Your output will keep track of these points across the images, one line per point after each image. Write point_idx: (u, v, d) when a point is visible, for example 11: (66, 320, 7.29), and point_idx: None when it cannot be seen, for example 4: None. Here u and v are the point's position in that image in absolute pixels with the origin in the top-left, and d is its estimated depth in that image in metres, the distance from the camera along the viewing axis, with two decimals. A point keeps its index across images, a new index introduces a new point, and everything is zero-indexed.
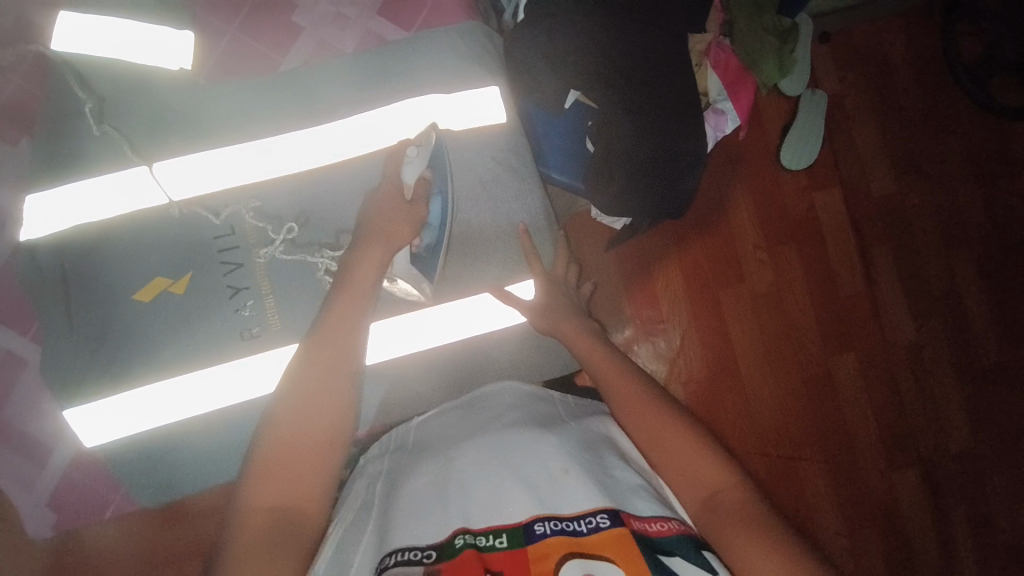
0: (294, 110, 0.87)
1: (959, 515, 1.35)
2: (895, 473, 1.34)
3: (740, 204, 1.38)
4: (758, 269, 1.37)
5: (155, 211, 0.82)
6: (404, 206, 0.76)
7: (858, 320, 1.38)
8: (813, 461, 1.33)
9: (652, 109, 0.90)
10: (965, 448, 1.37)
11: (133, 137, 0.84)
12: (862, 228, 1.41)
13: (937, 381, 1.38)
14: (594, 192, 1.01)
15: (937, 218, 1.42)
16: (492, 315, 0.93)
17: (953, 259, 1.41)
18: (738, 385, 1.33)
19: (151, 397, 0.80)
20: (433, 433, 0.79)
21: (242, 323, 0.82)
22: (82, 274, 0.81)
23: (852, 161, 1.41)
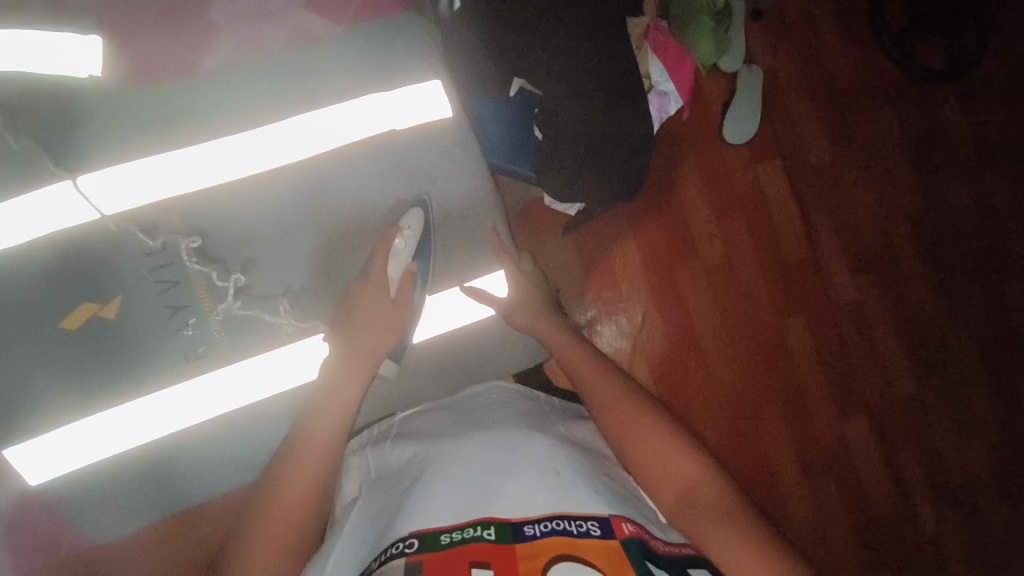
0: (223, 114, 0.82)
1: (909, 458, 1.44)
2: (846, 425, 1.42)
3: (690, 182, 1.41)
4: (709, 243, 1.40)
5: (84, 229, 0.77)
6: (389, 309, 0.81)
7: (805, 283, 1.44)
8: (771, 421, 1.39)
9: (602, 92, 0.89)
10: (910, 394, 1.46)
11: (51, 152, 0.77)
12: (804, 196, 1.46)
13: (880, 335, 1.46)
14: (549, 177, 1.04)
15: (872, 182, 1.49)
16: (461, 309, 0.90)
17: (889, 219, 1.49)
18: (698, 355, 1.38)
19: (96, 430, 0.76)
20: (420, 426, 0.81)
21: (185, 343, 0.79)
22: (6, 303, 0.75)
23: (791, 134, 1.46)
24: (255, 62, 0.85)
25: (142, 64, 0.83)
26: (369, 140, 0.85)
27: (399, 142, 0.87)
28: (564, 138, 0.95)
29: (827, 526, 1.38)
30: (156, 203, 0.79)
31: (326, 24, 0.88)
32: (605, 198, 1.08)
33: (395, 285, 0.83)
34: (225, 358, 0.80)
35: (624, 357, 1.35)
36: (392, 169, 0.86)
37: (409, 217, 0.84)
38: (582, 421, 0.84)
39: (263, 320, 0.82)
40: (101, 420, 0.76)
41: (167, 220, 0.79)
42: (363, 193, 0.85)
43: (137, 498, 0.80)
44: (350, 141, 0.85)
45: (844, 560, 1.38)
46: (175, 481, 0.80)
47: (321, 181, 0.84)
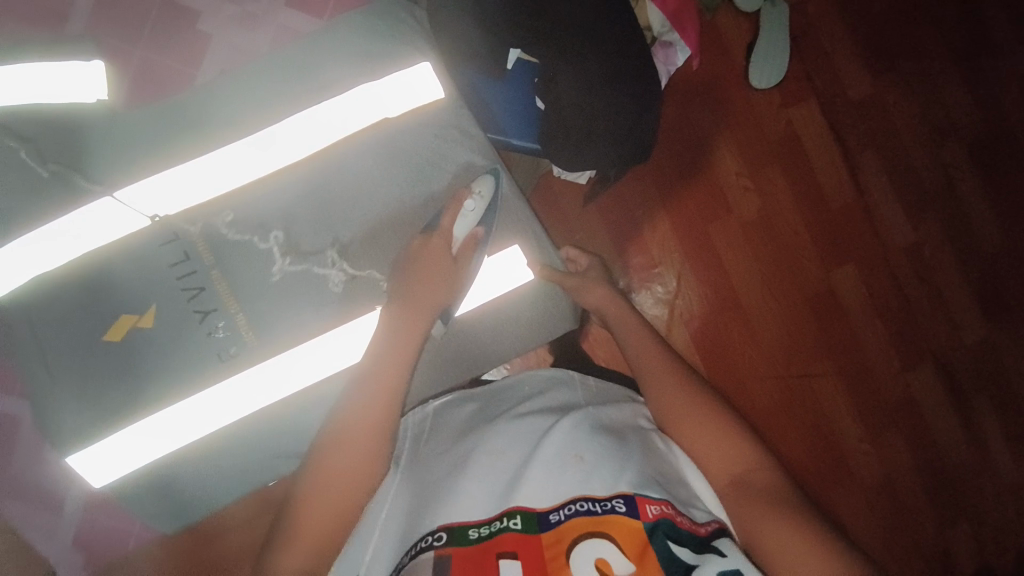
0: (229, 122, 0.84)
1: (984, 405, 1.34)
2: (910, 374, 1.33)
3: (717, 134, 1.34)
4: (743, 196, 1.34)
5: (113, 247, 0.80)
6: (449, 267, 0.78)
7: (853, 229, 1.35)
8: (828, 377, 1.32)
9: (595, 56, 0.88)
10: (981, 337, 1.34)
11: (75, 175, 0.81)
12: (845, 134, 1.36)
13: (943, 276, 1.35)
14: (556, 147, 1.01)
15: (921, 109, 1.37)
16: (489, 286, 0.90)
17: (942, 149, 1.36)
18: (742, 316, 1.32)
19: (150, 431, 0.80)
20: (454, 420, 0.79)
21: (218, 345, 0.81)
22: (62, 319, 0.80)
23: (825, 69, 1.36)
24: (249, 66, 0.86)
25: (145, 80, 0.88)
26: (366, 130, 0.86)
27: (391, 134, 0.86)
28: (562, 97, 0.92)
29: (898, 484, 1.31)
30: (185, 209, 0.82)
31: (310, 18, 0.90)
32: (621, 159, 1.01)
33: (458, 244, 0.81)
34: (256, 358, 0.81)
35: (663, 324, 1.31)
36: (394, 155, 0.86)
37: (480, 183, 0.84)
38: (613, 403, 0.77)
39: (288, 316, 0.83)
40: (156, 421, 0.80)
41: (188, 229, 0.82)
42: (367, 183, 0.86)
43: (201, 491, 0.83)
44: (347, 132, 0.85)
45: (920, 519, 1.30)
46: (229, 475, 0.83)
47: (324, 176, 0.85)
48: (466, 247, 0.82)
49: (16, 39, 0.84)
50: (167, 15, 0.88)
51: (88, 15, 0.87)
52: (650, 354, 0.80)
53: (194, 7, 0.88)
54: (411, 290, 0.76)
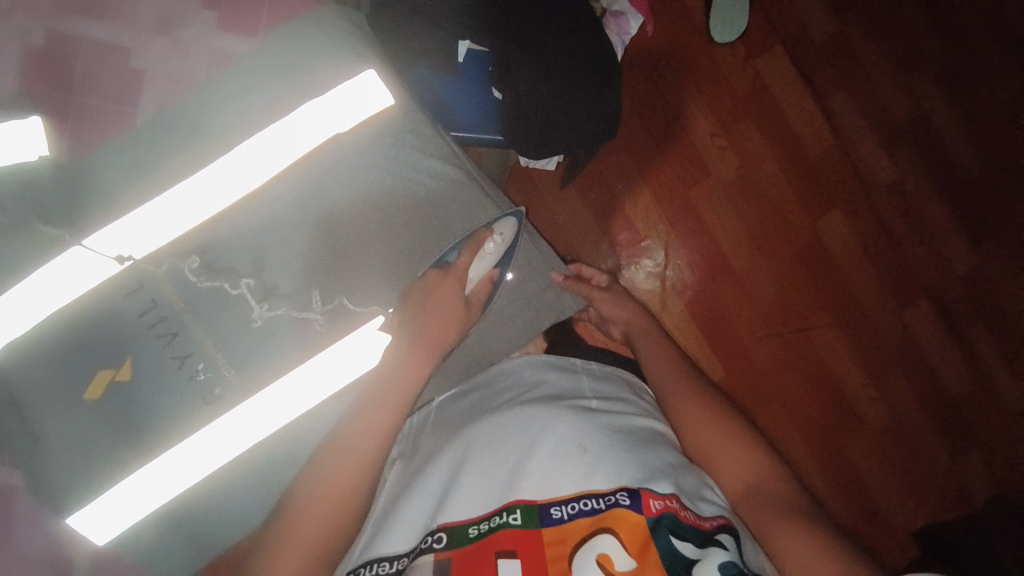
0: (179, 156, 0.81)
1: (983, 334, 1.32)
2: (907, 313, 1.32)
3: (685, 94, 1.31)
4: (720, 156, 1.31)
5: (74, 306, 0.77)
6: (460, 308, 0.76)
7: (835, 175, 1.33)
8: (825, 327, 1.31)
9: (550, 48, 0.86)
10: (973, 267, 1.33)
11: (40, 219, 0.77)
12: (815, 79, 1.33)
13: (928, 211, 1.34)
14: (518, 139, 0.99)
15: (888, 44, 1.34)
16: None
17: (914, 81, 1.34)
18: (733, 277, 1.31)
19: (147, 484, 0.78)
20: (453, 419, 0.77)
21: (201, 388, 0.79)
22: (39, 380, 0.77)
23: (787, 16, 1.33)
24: (194, 94, 0.82)
25: (83, 128, 0.80)
26: (317, 149, 0.83)
27: (339, 152, 0.84)
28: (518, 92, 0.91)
29: (904, 424, 1.31)
30: (148, 254, 0.79)
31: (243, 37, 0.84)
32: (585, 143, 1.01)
33: (473, 284, 0.80)
34: (241, 394, 0.79)
35: (656, 297, 1.30)
36: (354, 171, 0.84)
37: (503, 223, 0.83)
38: (618, 400, 0.76)
39: (268, 345, 0.81)
40: (151, 473, 0.78)
41: (151, 273, 0.79)
42: (329, 202, 0.83)
43: (205, 531, 0.82)
44: (299, 153, 0.82)
45: (928, 456, 1.30)
46: (231, 512, 0.82)
47: (283, 201, 0.82)
48: (479, 288, 0.81)
49: None
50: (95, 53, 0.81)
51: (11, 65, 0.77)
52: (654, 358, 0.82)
53: (120, 43, 0.80)
54: (421, 327, 0.73)
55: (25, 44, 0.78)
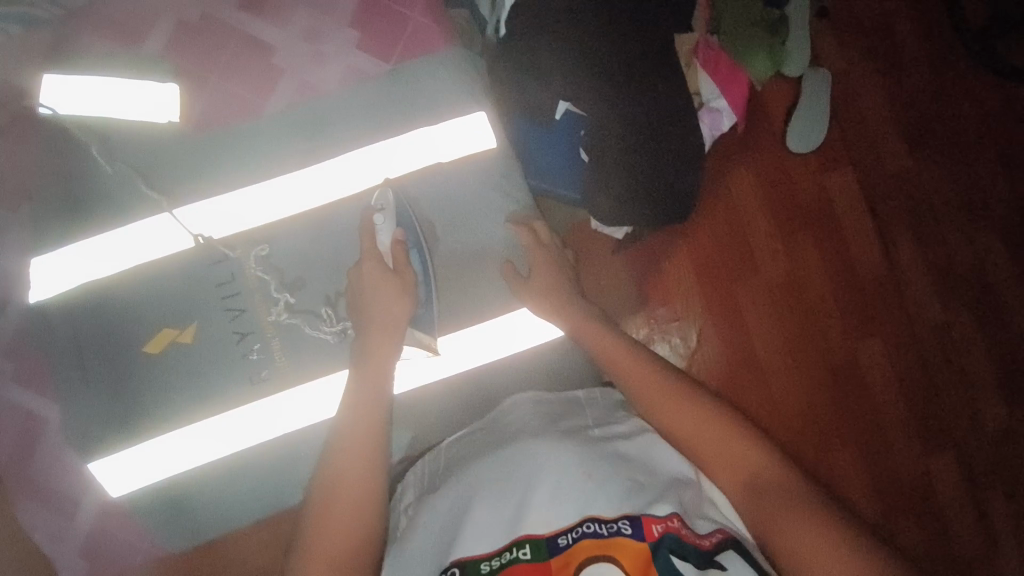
0: (288, 150, 0.83)
1: (997, 490, 1.32)
2: (928, 455, 1.32)
3: (748, 191, 1.34)
4: (773, 259, 1.34)
5: (158, 265, 0.80)
6: (392, 279, 0.76)
7: (880, 300, 1.35)
8: (845, 449, 1.30)
9: (643, 118, 0.94)
10: (998, 422, 1.34)
11: (147, 172, 0.80)
12: (880, 207, 1.37)
13: (965, 358, 1.35)
14: (596, 199, 1.06)
15: (955, 190, 1.38)
16: (516, 335, 0.88)
17: (976, 232, 1.38)
18: (763, 380, 1.31)
19: (168, 448, 0.80)
20: (457, 459, 0.76)
21: (249, 369, 0.81)
22: (102, 325, 0.80)
23: (865, 141, 1.38)
24: (313, 104, 0.84)
25: (216, 108, 0.83)
26: (416, 174, 0.85)
27: (424, 191, 0.85)
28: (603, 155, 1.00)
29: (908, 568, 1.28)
30: (231, 233, 0.82)
31: (376, 61, 0.85)
32: (643, 216, 1.08)
33: (390, 257, 0.78)
34: (282, 383, 0.81)
35: None
36: (444, 201, 0.86)
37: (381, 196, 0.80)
38: (615, 424, 0.75)
39: (324, 343, 0.82)
40: (177, 436, 0.80)
41: (233, 247, 0.82)
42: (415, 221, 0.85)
43: (215, 508, 0.83)
44: (400, 173, 0.85)
45: None
46: (242, 496, 0.83)
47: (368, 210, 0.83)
48: (397, 259, 0.77)
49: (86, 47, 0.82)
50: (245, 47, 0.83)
51: (166, 36, 0.82)
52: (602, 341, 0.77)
53: (268, 41, 0.84)
54: (371, 328, 0.75)
55: (181, 20, 0.83)
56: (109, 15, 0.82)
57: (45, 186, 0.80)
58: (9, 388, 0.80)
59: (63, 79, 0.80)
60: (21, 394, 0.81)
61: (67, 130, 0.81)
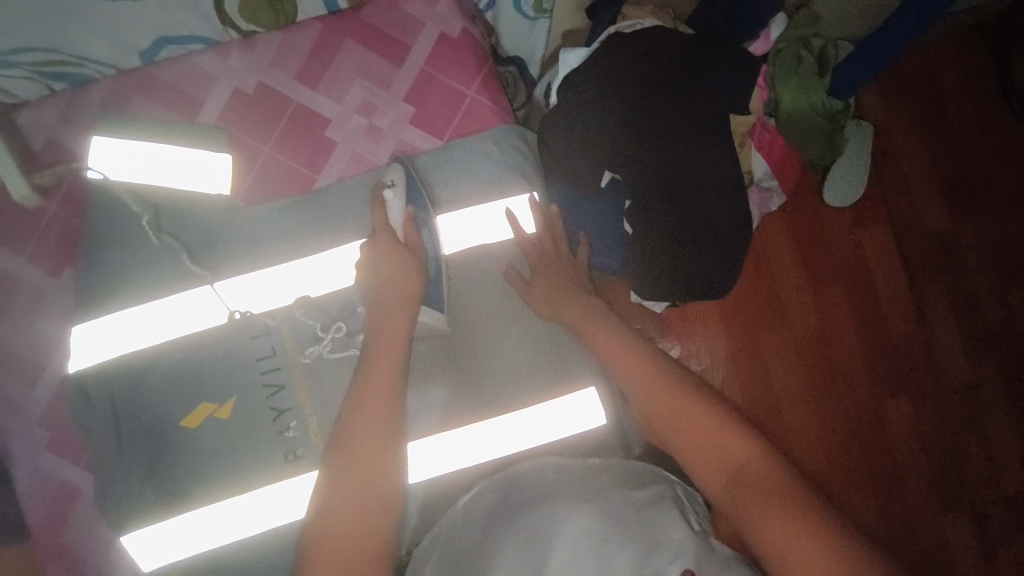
0: (337, 224, 0.82)
1: (1013, 558, 1.29)
2: (948, 518, 1.28)
3: (780, 241, 1.31)
4: (801, 312, 1.30)
5: (200, 337, 0.80)
6: (401, 254, 0.74)
7: (909, 361, 1.32)
8: (862, 507, 1.27)
9: (690, 196, 0.94)
10: (1020, 490, 1.31)
11: (192, 246, 0.80)
12: (914, 265, 1.34)
13: (990, 422, 1.32)
14: (632, 274, 1.02)
15: (993, 251, 1.35)
16: (558, 421, 0.83)
17: (1009, 294, 1.35)
18: (783, 433, 1.27)
19: (196, 524, 0.78)
20: (473, 530, 0.70)
21: (286, 445, 0.80)
22: (139, 396, 0.79)
23: (902, 196, 1.35)
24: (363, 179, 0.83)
25: (268, 184, 0.83)
26: (463, 255, 0.85)
27: (473, 273, 0.85)
28: (652, 228, 0.96)
29: None
30: (271, 309, 0.81)
31: (429, 137, 0.85)
32: (688, 290, 1.02)
33: (399, 230, 0.78)
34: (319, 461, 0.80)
35: None
36: (488, 282, 0.85)
37: (391, 172, 0.81)
38: (641, 483, 0.71)
39: None
40: (208, 512, 0.78)
41: (273, 317, 0.81)
42: (459, 302, 0.85)
43: None
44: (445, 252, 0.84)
45: None
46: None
47: None
48: (407, 233, 0.77)
49: (139, 113, 0.80)
50: (298, 121, 0.83)
51: (220, 106, 0.82)
52: (601, 336, 0.75)
53: (323, 113, 0.83)
54: (384, 305, 0.72)
55: (238, 88, 0.82)
56: (165, 81, 0.80)
57: (90, 254, 0.80)
58: (51, 455, 0.81)
59: (114, 146, 0.79)
60: (55, 462, 0.81)
61: (115, 196, 0.80)
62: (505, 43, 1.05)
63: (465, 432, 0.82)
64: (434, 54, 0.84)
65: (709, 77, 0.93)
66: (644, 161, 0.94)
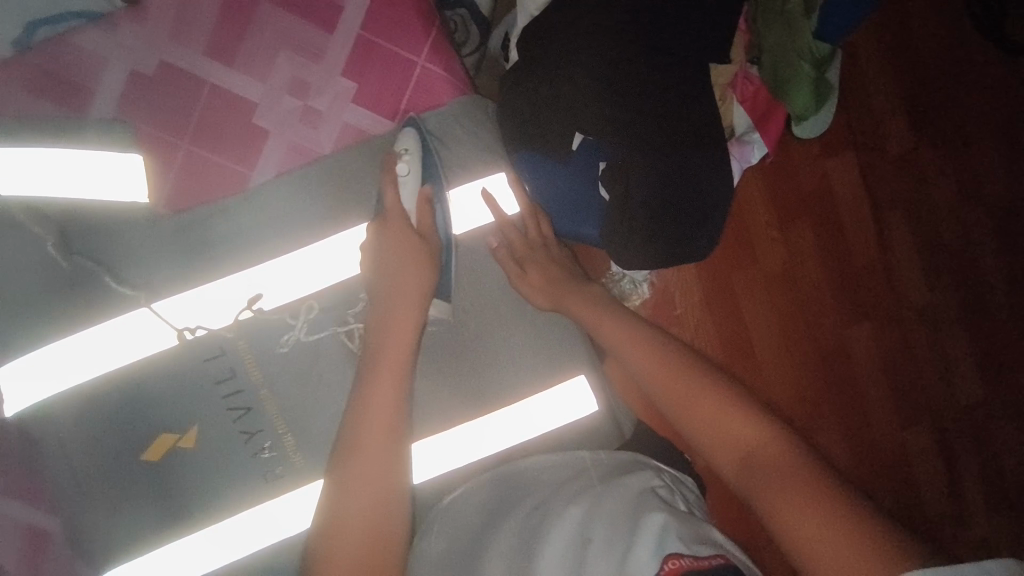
0: (286, 226, 0.74)
1: (966, 462, 1.32)
2: (907, 431, 1.31)
3: (752, 179, 1.26)
4: (771, 248, 1.26)
5: (142, 366, 0.72)
6: (415, 241, 0.71)
7: (873, 288, 1.30)
8: (828, 429, 1.28)
9: (671, 151, 0.83)
10: (972, 399, 1.33)
11: (114, 265, 0.72)
12: (878, 188, 1.30)
13: (948, 339, 1.32)
14: (614, 243, 0.93)
15: (952, 166, 1.31)
16: (550, 412, 0.80)
17: (965, 210, 1.32)
18: (754, 366, 1.25)
19: (171, 560, 0.73)
20: (458, 531, 0.67)
21: (262, 467, 0.74)
22: (83, 437, 0.72)
23: (868, 120, 1.29)
24: (306, 171, 0.75)
25: (189, 183, 0.74)
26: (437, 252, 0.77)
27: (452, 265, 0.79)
28: (633, 191, 0.86)
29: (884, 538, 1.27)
30: (230, 323, 0.73)
31: (379, 120, 0.77)
32: (672, 253, 0.92)
33: (413, 216, 0.73)
34: (302, 481, 0.74)
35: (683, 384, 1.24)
36: (463, 273, 0.79)
37: (403, 137, 0.75)
38: (630, 473, 0.67)
39: (332, 435, 0.74)
40: (183, 546, 0.73)
41: (225, 336, 0.73)
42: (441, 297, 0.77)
43: None
44: None
45: None
46: None
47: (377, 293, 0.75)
48: (421, 217, 0.73)
49: (32, 116, 0.70)
50: (218, 109, 0.74)
51: (117, 96, 0.72)
52: (612, 328, 0.74)
53: (248, 97, 0.74)
54: (389, 309, 0.68)
55: (135, 70, 0.72)
56: (47, 70, 0.70)
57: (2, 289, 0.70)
58: None
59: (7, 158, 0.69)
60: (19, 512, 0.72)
61: (20, 218, 0.70)
62: None
63: (452, 434, 0.78)
64: (372, 17, 0.75)
65: (681, 20, 0.83)
66: (611, 118, 0.81)
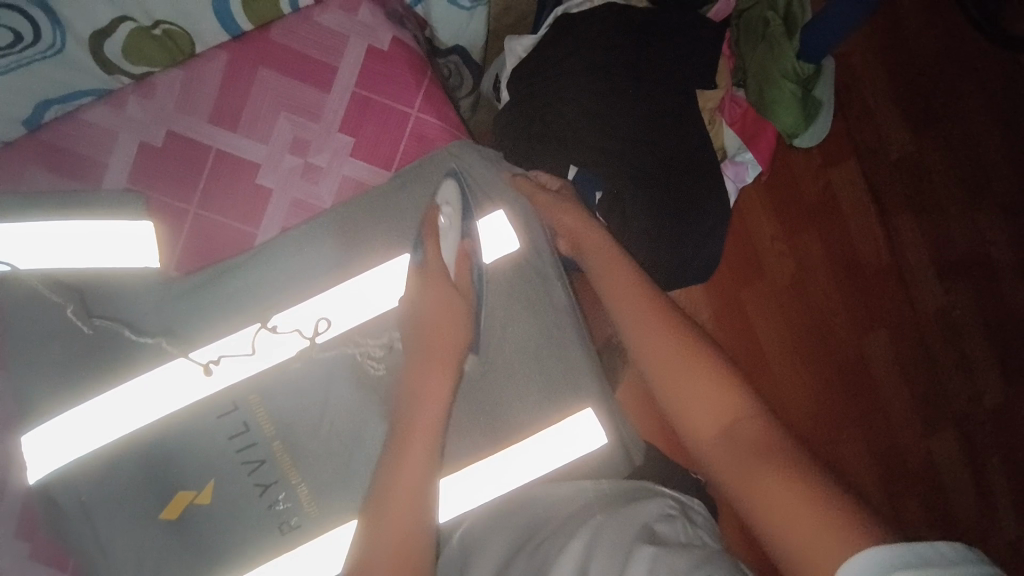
0: (291, 279, 0.76)
1: (996, 464, 1.29)
2: (933, 437, 1.28)
3: (753, 194, 1.26)
4: (777, 260, 1.26)
5: (159, 426, 0.73)
6: (456, 304, 0.69)
7: (885, 292, 1.29)
8: (851, 439, 1.26)
9: (658, 180, 0.86)
10: (998, 400, 1.30)
11: (133, 318, 0.74)
12: (882, 192, 1.29)
13: (968, 340, 1.30)
14: None
15: (956, 165, 1.30)
16: (559, 445, 0.79)
17: (975, 209, 1.30)
18: (770, 379, 1.24)
19: None
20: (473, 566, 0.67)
21: (278, 518, 0.74)
22: (103, 499, 0.73)
23: (866, 125, 1.29)
24: (309, 225, 0.77)
25: (199, 245, 0.77)
26: None
27: None
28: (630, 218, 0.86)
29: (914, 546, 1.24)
30: (243, 379, 0.74)
31: (377, 171, 0.80)
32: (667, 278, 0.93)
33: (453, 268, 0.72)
34: (318, 530, 0.75)
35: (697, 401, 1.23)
36: None
37: (446, 190, 0.74)
38: (636, 501, 0.67)
39: (347, 481, 0.76)
40: None
41: (237, 392, 0.74)
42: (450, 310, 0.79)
43: None
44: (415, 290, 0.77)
45: None
46: None
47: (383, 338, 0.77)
48: (461, 270, 0.72)
49: (45, 192, 0.73)
50: (221, 173, 0.77)
51: (126, 168, 0.75)
52: (605, 283, 0.70)
53: (250, 159, 0.77)
54: (425, 342, 0.68)
55: (143, 142, 0.75)
56: (61, 148, 0.74)
57: (24, 359, 0.73)
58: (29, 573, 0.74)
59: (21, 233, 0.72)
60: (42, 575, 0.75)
61: (38, 290, 0.72)
62: (443, 36, 0.90)
63: (468, 474, 0.77)
64: (365, 74, 0.78)
65: (662, 53, 0.86)
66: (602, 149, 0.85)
